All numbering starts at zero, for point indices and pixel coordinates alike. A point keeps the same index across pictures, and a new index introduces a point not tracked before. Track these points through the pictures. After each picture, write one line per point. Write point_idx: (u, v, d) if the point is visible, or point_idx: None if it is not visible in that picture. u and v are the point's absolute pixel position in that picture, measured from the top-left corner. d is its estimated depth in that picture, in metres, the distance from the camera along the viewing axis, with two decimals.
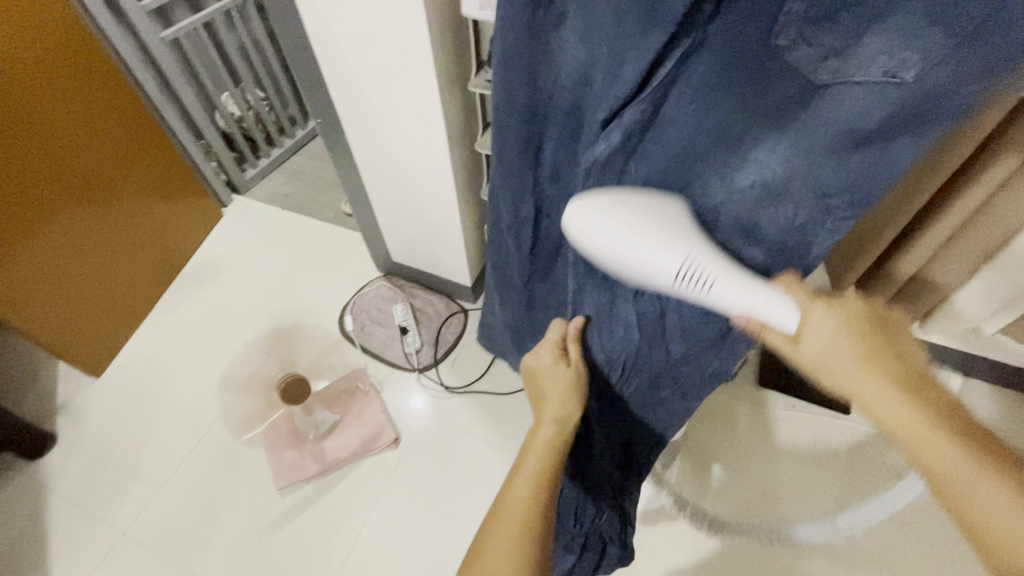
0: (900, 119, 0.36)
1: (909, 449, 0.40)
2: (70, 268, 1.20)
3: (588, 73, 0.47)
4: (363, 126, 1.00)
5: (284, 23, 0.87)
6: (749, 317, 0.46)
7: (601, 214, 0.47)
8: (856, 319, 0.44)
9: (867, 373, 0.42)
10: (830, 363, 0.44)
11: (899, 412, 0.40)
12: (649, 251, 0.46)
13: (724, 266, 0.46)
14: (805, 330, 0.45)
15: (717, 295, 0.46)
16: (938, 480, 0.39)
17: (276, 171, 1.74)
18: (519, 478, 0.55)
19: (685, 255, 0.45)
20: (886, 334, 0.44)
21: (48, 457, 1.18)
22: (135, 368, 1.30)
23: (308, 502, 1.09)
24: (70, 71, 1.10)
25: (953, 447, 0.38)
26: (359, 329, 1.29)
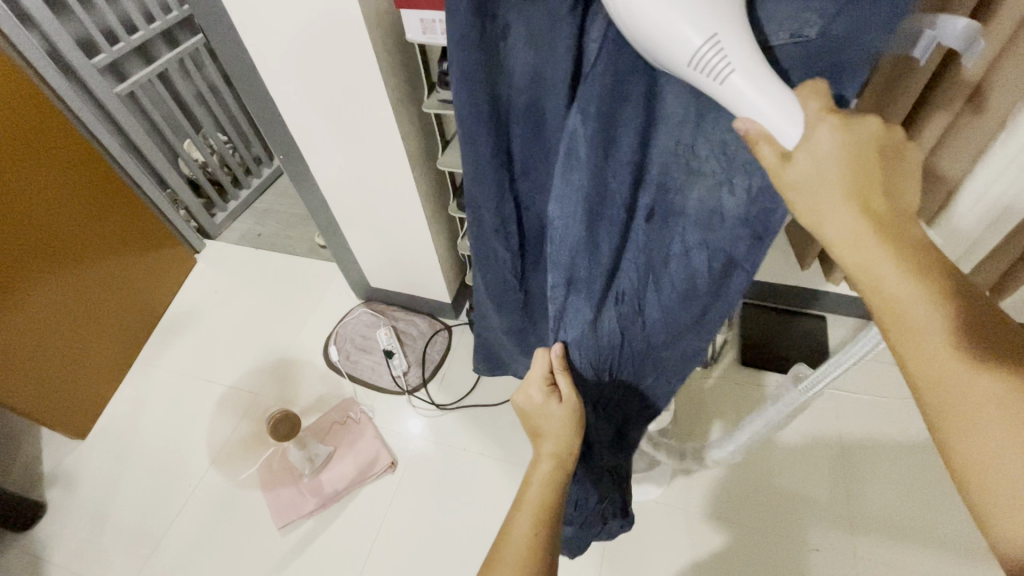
0: (821, 70, 0.40)
1: (867, 290, 0.37)
2: (44, 331, 1.18)
3: (541, 73, 0.47)
4: (325, 159, 1.01)
5: (235, 65, 0.88)
6: (757, 124, 0.38)
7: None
8: (864, 144, 0.38)
9: (841, 208, 0.37)
10: (816, 186, 0.38)
11: (868, 256, 0.36)
12: (670, 19, 0.36)
13: (748, 54, 0.37)
14: (807, 142, 0.37)
15: (735, 92, 0.38)
16: (894, 320, 0.35)
17: (246, 212, 1.73)
18: (523, 510, 0.55)
19: (711, 32, 0.36)
20: (888, 169, 0.38)
21: (39, 526, 1.15)
22: (121, 425, 1.28)
23: (311, 537, 1.08)
24: (29, 134, 1.11)
25: (923, 302, 0.34)
26: (345, 358, 1.29)
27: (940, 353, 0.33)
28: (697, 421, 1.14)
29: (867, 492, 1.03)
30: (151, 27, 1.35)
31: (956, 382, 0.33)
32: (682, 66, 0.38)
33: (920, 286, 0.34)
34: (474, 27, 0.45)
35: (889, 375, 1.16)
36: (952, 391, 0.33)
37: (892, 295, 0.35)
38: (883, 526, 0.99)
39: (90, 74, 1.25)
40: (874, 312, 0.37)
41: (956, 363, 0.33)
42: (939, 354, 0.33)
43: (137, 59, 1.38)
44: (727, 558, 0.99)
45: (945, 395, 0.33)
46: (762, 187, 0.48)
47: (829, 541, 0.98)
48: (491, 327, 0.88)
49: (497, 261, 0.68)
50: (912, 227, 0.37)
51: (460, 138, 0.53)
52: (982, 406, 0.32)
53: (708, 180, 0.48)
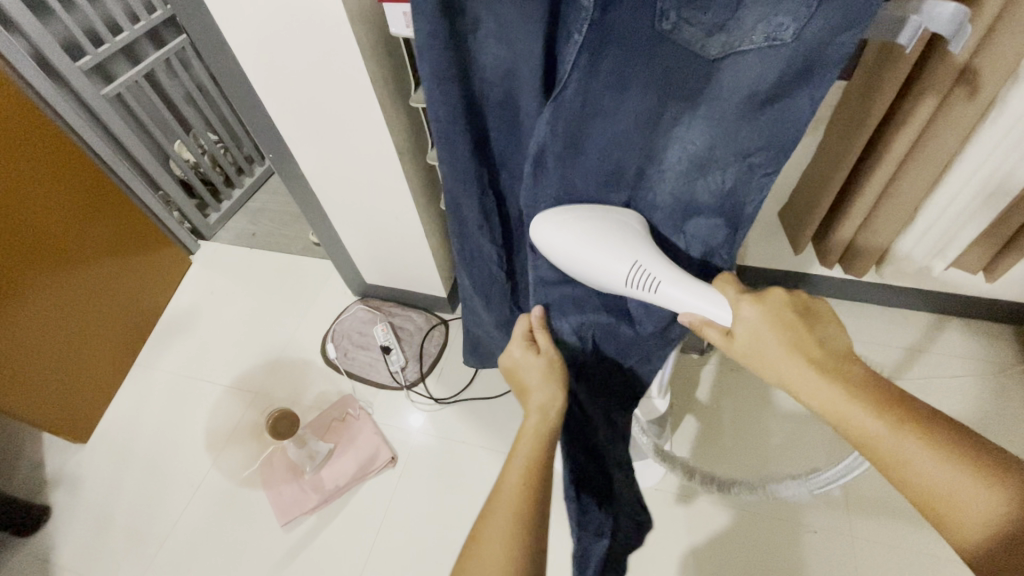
0: (791, 76, 0.41)
1: (831, 418, 0.43)
2: (42, 337, 1.19)
3: (514, 68, 0.48)
4: (315, 156, 1.01)
5: (219, 64, 0.87)
6: (696, 316, 0.49)
7: (571, 225, 0.51)
8: (782, 311, 0.47)
9: (794, 362, 0.45)
10: (760, 350, 0.47)
11: (833, 399, 0.43)
12: (598, 261, 0.50)
13: (667, 269, 0.50)
14: (736, 324, 0.48)
15: (668, 296, 0.49)
16: (871, 449, 0.42)
17: (238, 212, 1.73)
18: (514, 466, 0.52)
19: (633, 262, 0.50)
20: (808, 321, 0.47)
21: (44, 530, 1.16)
22: (121, 428, 1.29)
23: (315, 533, 1.09)
24: (21, 142, 1.11)
25: (874, 418, 0.41)
26: (343, 356, 1.29)
27: (927, 469, 0.40)
28: (693, 409, 1.15)
29: (865, 474, 1.04)
30: (136, 27, 1.33)
31: (948, 489, 0.39)
32: (621, 288, 0.51)
33: (880, 417, 0.41)
34: (441, 28, 0.45)
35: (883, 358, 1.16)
36: (942, 496, 0.39)
37: (863, 426, 0.42)
38: (881, 506, 1.00)
39: (77, 77, 1.24)
40: (852, 442, 0.43)
41: (942, 473, 0.39)
42: (925, 466, 0.40)
43: (123, 60, 1.36)
44: (727, 541, 1.00)
45: (940, 500, 0.39)
46: (735, 182, 0.48)
47: (827, 522, 1.00)
48: (479, 320, 0.86)
49: (482, 257, 0.68)
50: (848, 360, 0.45)
51: (436, 136, 0.53)
52: (973, 504, 0.38)
53: (677, 172, 0.49)
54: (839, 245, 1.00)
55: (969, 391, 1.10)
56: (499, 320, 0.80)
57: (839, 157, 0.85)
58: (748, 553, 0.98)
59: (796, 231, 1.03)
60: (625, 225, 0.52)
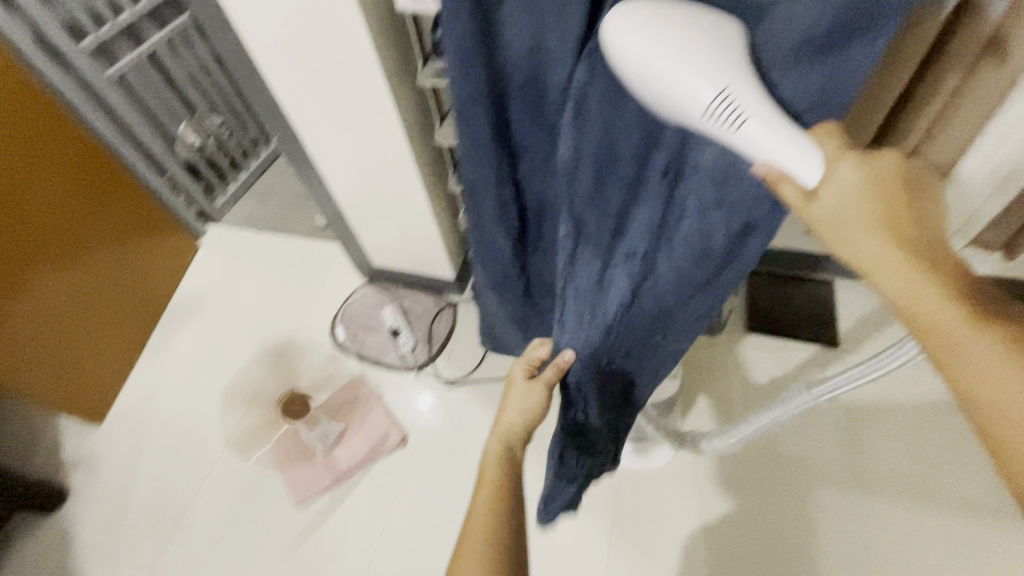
0: (848, 22, 0.40)
1: (901, 301, 0.39)
2: (54, 321, 1.20)
3: (539, 44, 0.47)
4: (321, 137, 1.00)
5: (223, 44, 0.86)
6: (775, 166, 0.41)
7: (649, 25, 0.42)
8: (886, 180, 0.41)
9: (874, 237, 0.40)
10: (844, 218, 0.41)
11: (902, 278, 0.39)
12: (679, 72, 0.41)
13: (759, 102, 0.41)
14: (826, 186, 0.41)
15: (750, 133, 0.41)
16: (931, 336, 0.38)
17: (245, 195, 1.72)
18: (485, 479, 0.56)
19: (724, 79, 0.41)
20: (910, 200, 0.41)
21: (65, 509, 1.19)
22: (136, 410, 1.31)
23: (328, 511, 1.11)
24: (31, 128, 1.11)
25: (944, 303, 0.37)
26: (352, 338, 1.30)
27: (984, 360, 0.36)
28: (702, 390, 1.15)
29: (874, 455, 1.03)
30: (137, 7, 1.31)
31: (999, 380, 0.35)
32: (699, 115, 0.42)
33: (950, 303, 0.37)
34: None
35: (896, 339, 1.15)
36: (991, 393, 0.35)
37: (927, 312, 0.38)
38: (891, 487, 1.00)
39: (80, 60, 1.23)
40: (914, 327, 0.39)
41: (1001, 369, 0.35)
42: (981, 357, 0.36)
43: (126, 41, 1.34)
44: (735, 520, 1.01)
45: (987, 396, 0.35)
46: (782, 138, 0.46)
47: (836, 502, 1.00)
48: (489, 311, 0.89)
49: (497, 250, 0.70)
50: (942, 250, 0.40)
51: (457, 115, 0.53)
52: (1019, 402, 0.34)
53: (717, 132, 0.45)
54: None
55: None
56: (512, 309, 0.83)
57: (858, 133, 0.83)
58: (756, 533, 0.99)
59: None
60: (722, 37, 0.42)
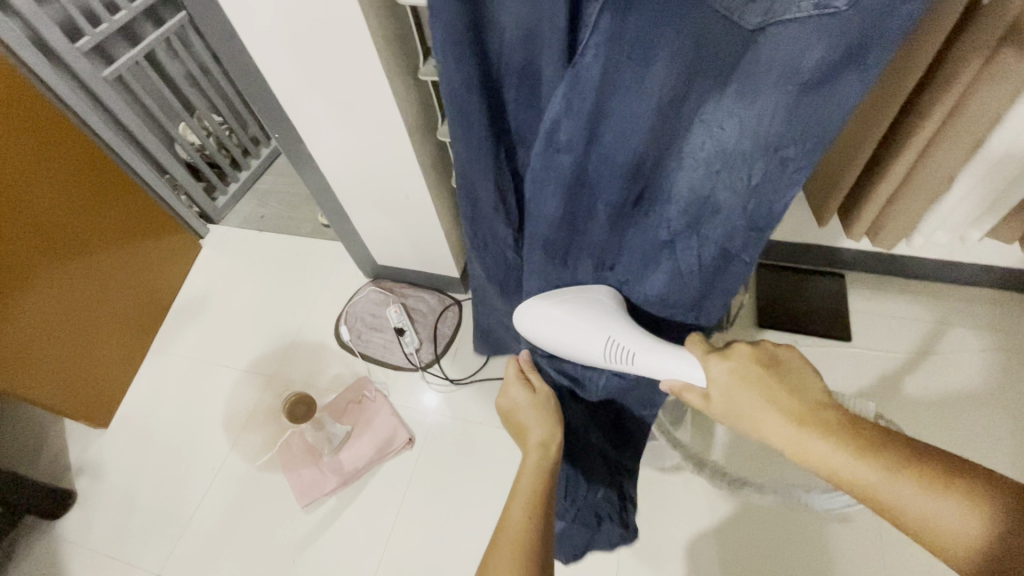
0: (841, 57, 0.35)
1: (822, 471, 0.43)
2: (57, 325, 1.19)
3: (535, 29, 0.45)
4: (322, 135, 0.98)
5: (220, 42, 0.84)
6: (667, 379, 0.56)
7: (552, 314, 0.63)
8: (750, 367, 0.50)
9: (771, 415, 0.47)
10: (744, 411, 0.49)
11: (808, 447, 0.44)
12: (579, 344, 0.61)
13: (639, 340, 0.57)
14: (710, 386, 0.52)
15: (642, 365, 0.57)
16: (868, 495, 0.41)
17: (247, 194, 1.71)
18: (516, 502, 0.55)
19: (606, 338, 0.58)
20: (778, 376, 0.49)
21: (71, 513, 1.19)
22: (140, 413, 1.30)
23: (334, 514, 1.10)
24: (33, 134, 1.10)
25: (854, 459, 0.42)
26: (356, 338, 1.28)
27: (928, 512, 0.39)
28: None
29: None
30: (134, 6, 1.29)
31: (936, 518, 0.38)
32: (603, 361, 0.60)
33: (868, 461, 0.41)
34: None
35: (909, 331, 1.13)
36: (939, 530, 0.38)
37: (851, 475, 0.42)
38: None
39: (77, 61, 1.22)
40: (851, 493, 0.42)
41: (931, 506, 0.39)
42: (923, 505, 0.39)
43: (123, 41, 1.33)
44: (746, 518, 1.00)
45: (936, 536, 0.38)
46: (762, 180, 0.43)
47: None
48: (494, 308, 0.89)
49: (496, 240, 0.67)
50: (822, 410, 0.46)
51: (454, 122, 0.52)
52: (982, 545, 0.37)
53: (692, 161, 0.45)
54: (866, 216, 0.96)
55: (1000, 365, 1.07)
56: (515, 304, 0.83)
57: (872, 123, 0.80)
58: (768, 531, 0.98)
59: (820, 204, 0.99)
60: (600, 306, 0.61)
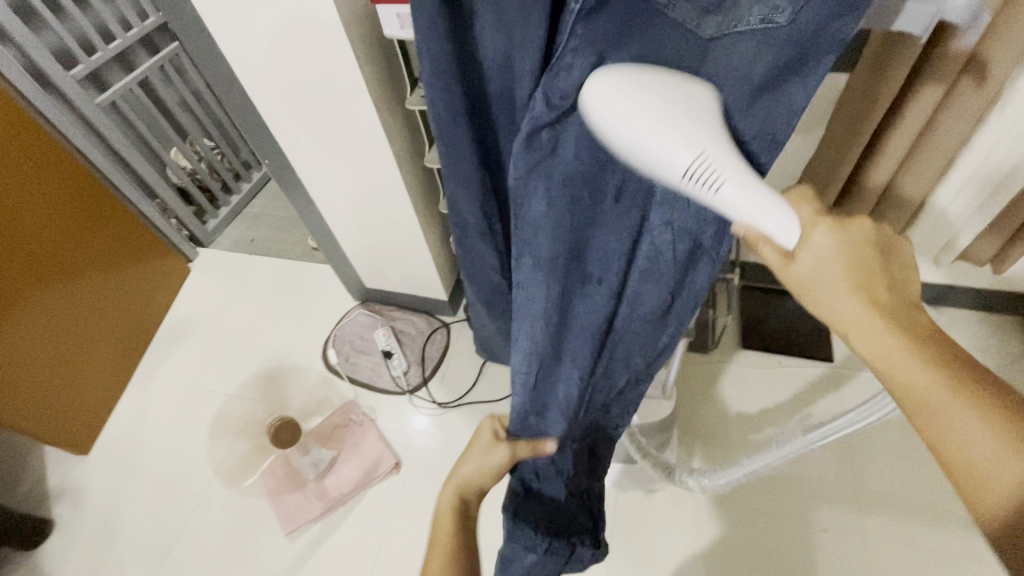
0: (786, 59, 0.39)
1: (876, 361, 0.38)
2: (42, 350, 1.18)
3: (511, 58, 0.49)
4: (312, 162, 1.00)
5: (212, 72, 0.86)
6: (754, 229, 0.41)
7: (625, 89, 0.39)
8: (860, 246, 0.40)
9: (848, 299, 0.39)
10: (819, 281, 0.40)
11: (878, 343, 0.38)
12: (653, 147, 0.38)
13: (737, 166, 0.39)
14: (800, 249, 0.40)
15: (727, 202, 0.39)
16: (914, 402, 0.36)
17: (237, 218, 1.72)
18: (433, 555, 0.61)
19: (698, 150, 0.38)
20: (884, 266, 0.40)
21: (48, 543, 1.16)
22: (124, 439, 1.28)
23: (319, 541, 1.08)
24: (26, 160, 1.12)
25: (919, 363, 0.36)
26: (344, 361, 1.28)
27: (968, 426, 0.34)
28: (696, 408, 1.14)
29: (874, 472, 1.02)
30: (130, 35, 1.32)
31: (974, 447, 0.34)
32: (674, 182, 0.39)
33: (927, 366, 0.36)
34: (443, 8, 0.47)
35: None
36: (972, 456, 0.34)
37: (904, 374, 0.37)
38: (891, 505, 0.99)
39: (70, 87, 1.24)
40: (892, 392, 0.38)
41: (977, 431, 0.34)
42: (966, 428, 0.34)
43: (118, 67, 1.35)
44: (733, 542, 0.99)
45: (965, 460, 0.34)
46: None
47: (836, 520, 0.99)
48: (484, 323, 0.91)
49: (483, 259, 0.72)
50: (914, 314, 0.39)
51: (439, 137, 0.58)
52: (1009, 460, 0.33)
53: None
54: None
55: None
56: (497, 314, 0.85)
57: (842, 150, 0.84)
58: (755, 554, 0.98)
59: None
60: (698, 103, 0.39)
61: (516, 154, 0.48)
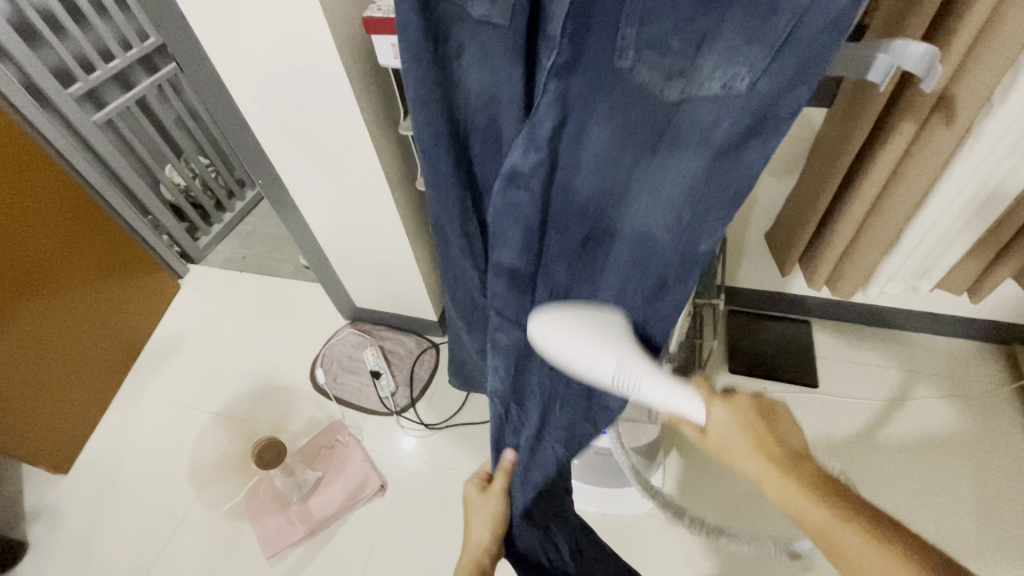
0: (745, 124, 0.40)
1: (789, 509, 0.44)
2: (26, 366, 1.17)
3: (495, 92, 0.51)
4: (305, 184, 1.01)
5: (210, 94, 0.88)
6: (669, 410, 0.51)
7: (564, 329, 0.51)
8: (747, 412, 0.49)
9: (751, 457, 0.47)
10: (731, 443, 0.48)
11: (787, 494, 0.44)
12: (583, 355, 0.50)
13: (650, 368, 0.50)
14: (709, 421, 0.49)
15: (648, 395, 0.50)
16: (826, 546, 0.42)
17: (229, 235, 1.72)
18: None
19: (616, 364, 0.49)
20: (772, 430, 0.48)
21: (20, 566, 1.12)
22: (105, 458, 1.26)
23: (301, 565, 1.06)
24: (19, 175, 1.13)
25: (818, 507, 0.42)
26: (332, 380, 1.28)
27: (874, 559, 0.39)
28: (683, 431, 1.15)
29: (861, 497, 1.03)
30: (129, 54, 1.35)
31: None
32: (607, 386, 0.50)
33: (821, 506, 0.42)
34: (423, 44, 0.48)
35: (875, 380, 1.17)
36: None
37: (809, 515, 0.43)
38: None
39: (68, 104, 1.25)
40: (818, 544, 0.42)
41: (880, 562, 0.39)
42: (872, 560, 0.39)
43: (117, 86, 1.37)
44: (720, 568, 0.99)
45: None
46: (689, 219, 0.46)
47: (823, 547, 0.99)
48: (463, 343, 0.90)
49: (465, 278, 0.71)
50: (807, 463, 0.46)
51: (423, 164, 0.57)
52: None
53: (636, 201, 0.47)
54: (824, 267, 1.01)
55: (968, 411, 1.10)
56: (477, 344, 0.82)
57: (821, 181, 0.87)
58: None
59: (781, 254, 1.05)
60: (612, 331, 0.52)
61: (496, 193, 0.50)
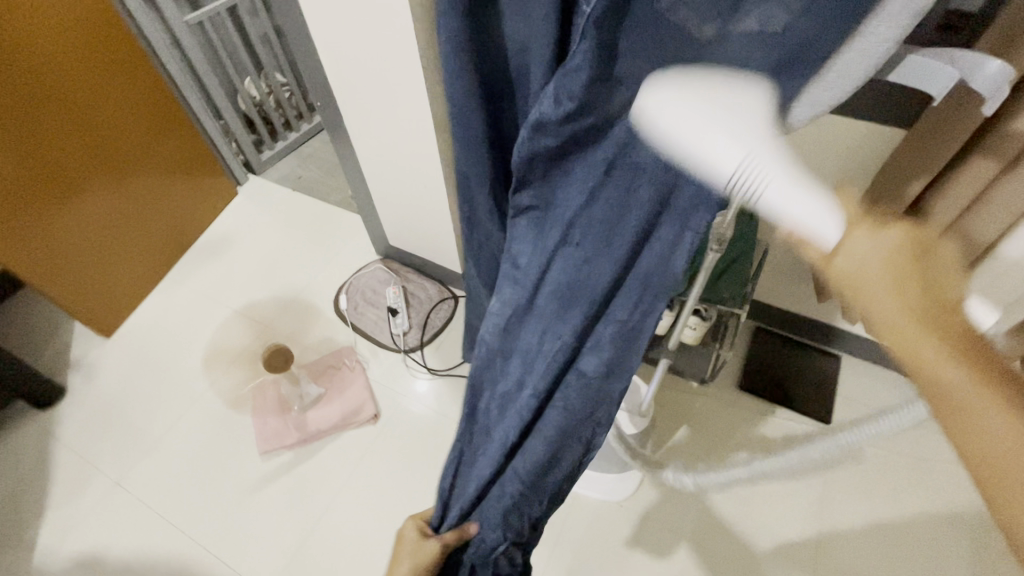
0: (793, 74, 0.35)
1: (906, 361, 0.31)
2: (89, 235, 1.28)
3: (526, 40, 0.48)
4: (358, 113, 1.03)
5: (284, 6, 0.90)
6: (796, 228, 0.35)
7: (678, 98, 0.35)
8: (900, 241, 0.32)
9: (885, 296, 0.32)
10: (860, 276, 0.33)
11: (910, 341, 0.31)
12: (704, 136, 0.34)
13: (785, 172, 0.35)
14: (843, 244, 0.33)
15: (773, 202, 0.35)
16: (944, 410, 0.30)
17: (291, 154, 1.80)
18: None
19: (744, 155, 0.34)
20: (922, 268, 0.32)
21: (57, 406, 1.27)
22: (142, 332, 1.38)
23: (288, 467, 1.14)
24: (105, 57, 1.21)
25: (952, 362, 0.30)
26: (352, 308, 1.33)
27: (1004, 436, 0.29)
28: (674, 433, 1.14)
29: (840, 541, 1.00)
30: None
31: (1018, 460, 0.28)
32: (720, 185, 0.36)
33: (966, 364, 0.30)
34: None
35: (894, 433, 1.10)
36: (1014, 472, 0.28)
37: (936, 371, 0.30)
38: None
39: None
40: (922, 389, 0.31)
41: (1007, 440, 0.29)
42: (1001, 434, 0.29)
43: None
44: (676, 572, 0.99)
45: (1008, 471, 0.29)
46: (717, 176, 0.40)
47: None
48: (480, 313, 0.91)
49: (487, 245, 0.70)
50: (956, 310, 0.31)
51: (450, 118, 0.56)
52: None
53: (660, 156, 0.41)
54: None
55: None
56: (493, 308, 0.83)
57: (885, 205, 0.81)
58: None
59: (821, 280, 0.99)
60: (751, 104, 0.35)
61: (520, 142, 0.45)
